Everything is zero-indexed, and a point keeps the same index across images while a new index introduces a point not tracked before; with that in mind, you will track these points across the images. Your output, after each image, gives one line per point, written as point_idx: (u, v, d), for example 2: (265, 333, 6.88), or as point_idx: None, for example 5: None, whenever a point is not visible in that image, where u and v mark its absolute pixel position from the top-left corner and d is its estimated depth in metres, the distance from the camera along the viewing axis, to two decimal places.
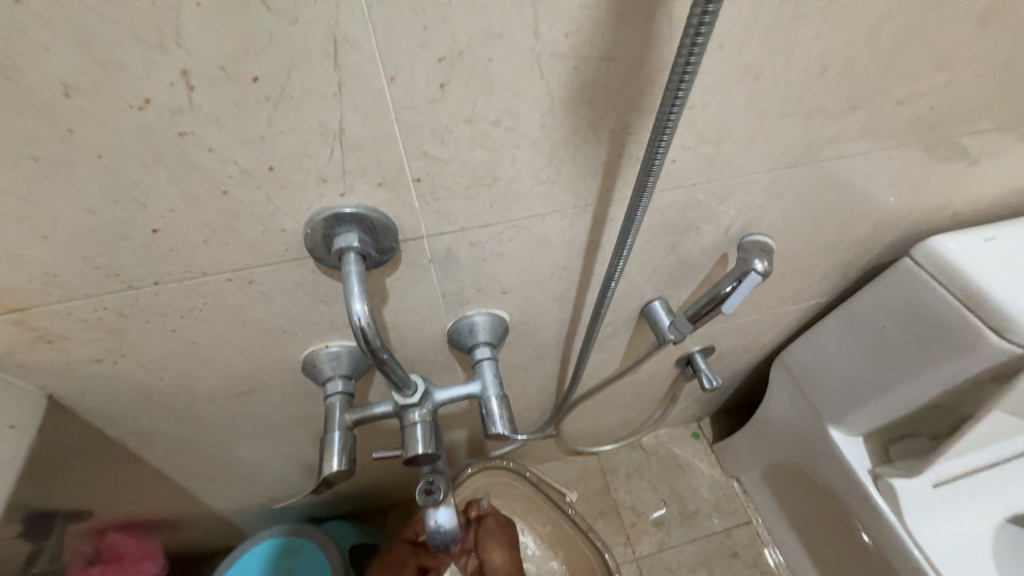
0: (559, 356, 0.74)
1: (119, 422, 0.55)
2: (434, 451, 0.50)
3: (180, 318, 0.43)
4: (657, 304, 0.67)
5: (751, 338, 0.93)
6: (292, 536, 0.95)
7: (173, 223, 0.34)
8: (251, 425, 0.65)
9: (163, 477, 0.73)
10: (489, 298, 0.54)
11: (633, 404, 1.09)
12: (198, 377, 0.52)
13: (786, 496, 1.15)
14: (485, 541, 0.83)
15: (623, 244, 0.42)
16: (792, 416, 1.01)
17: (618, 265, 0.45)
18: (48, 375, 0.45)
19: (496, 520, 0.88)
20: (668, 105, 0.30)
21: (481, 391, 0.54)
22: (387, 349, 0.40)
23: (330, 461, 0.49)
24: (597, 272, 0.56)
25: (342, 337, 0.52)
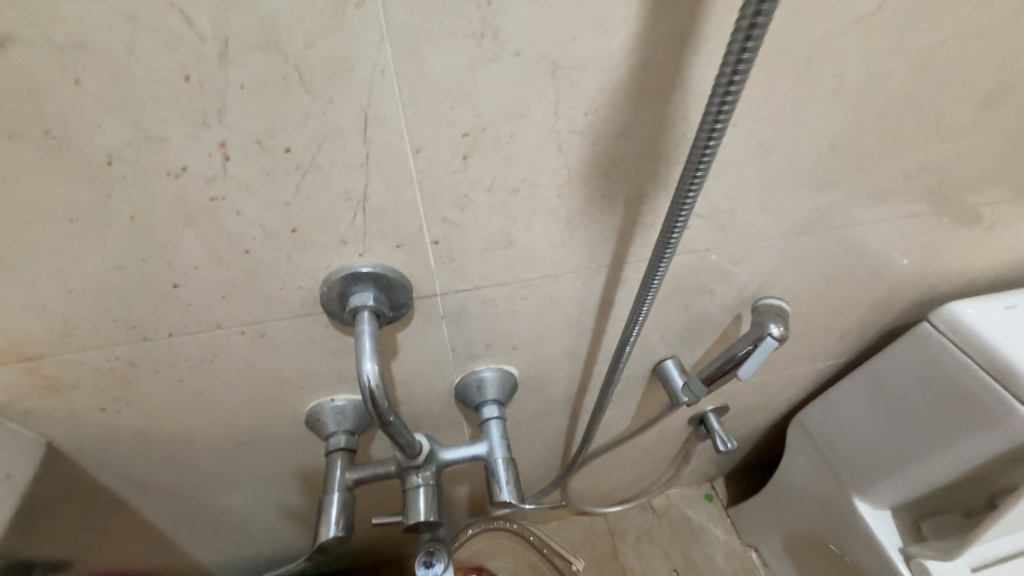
0: (568, 412, 0.72)
1: (115, 470, 0.54)
2: (436, 520, 0.47)
3: (189, 368, 0.43)
4: (669, 363, 0.65)
5: (766, 398, 0.90)
6: None
7: (194, 279, 0.35)
8: (248, 475, 0.63)
9: (152, 526, 0.70)
10: (499, 354, 0.54)
11: (643, 462, 1.04)
12: (201, 426, 0.51)
13: (810, 572, 1.07)
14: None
15: (640, 307, 0.43)
16: (812, 483, 0.95)
17: (636, 325, 0.45)
18: (52, 422, 0.44)
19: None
20: (687, 181, 0.31)
21: (487, 452, 0.52)
22: (395, 411, 0.39)
23: (326, 525, 0.47)
24: (609, 330, 0.56)
25: (348, 391, 0.51)
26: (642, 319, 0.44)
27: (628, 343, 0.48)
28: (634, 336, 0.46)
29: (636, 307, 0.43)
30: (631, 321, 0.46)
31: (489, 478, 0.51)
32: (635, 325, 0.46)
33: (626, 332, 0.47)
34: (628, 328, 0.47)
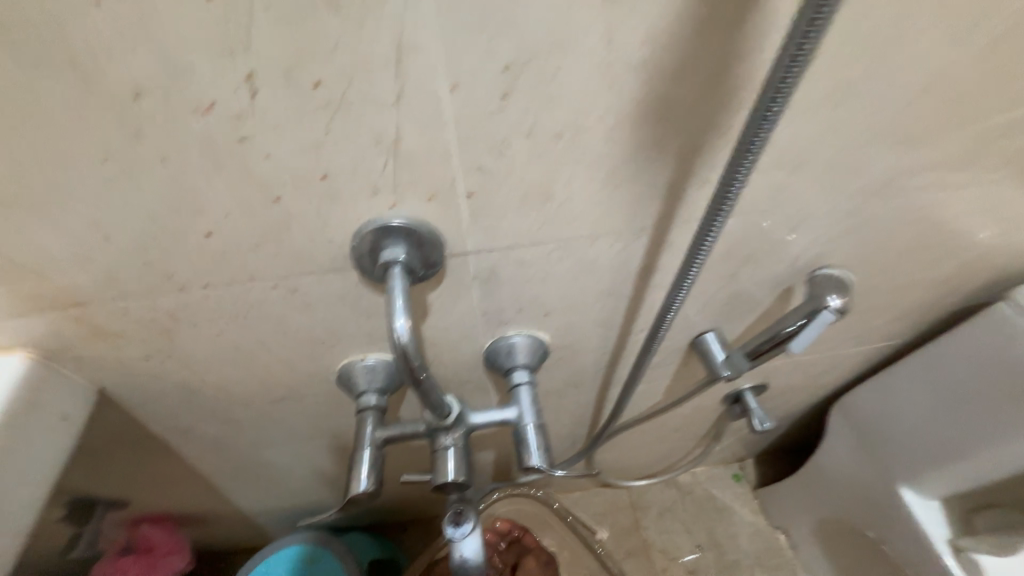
0: (598, 384, 0.70)
1: (161, 419, 0.56)
2: (465, 480, 0.47)
3: (225, 323, 0.43)
4: (709, 335, 0.62)
5: (809, 378, 0.85)
6: (313, 545, 0.95)
7: (226, 228, 0.34)
8: (283, 430, 0.65)
9: (196, 473, 0.74)
10: (531, 320, 0.52)
11: (672, 439, 1.02)
12: (238, 381, 0.52)
13: (841, 559, 1.04)
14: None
15: (686, 273, 0.39)
16: (852, 469, 0.91)
17: (680, 292, 0.42)
18: (101, 371, 0.46)
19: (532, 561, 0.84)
20: (750, 135, 0.27)
21: (517, 418, 0.51)
22: (427, 370, 0.38)
23: (358, 479, 0.48)
24: (647, 299, 0.53)
25: (379, 351, 0.51)
26: (689, 285, 0.40)
27: (671, 312, 0.45)
28: (677, 304, 0.43)
29: (681, 273, 0.40)
30: (674, 289, 0.42)
31: (518, 442, 0.51)
32: (678, 294, 0.42)
33: (669, 300, 0.44)
34: (671, 296, 0.43)
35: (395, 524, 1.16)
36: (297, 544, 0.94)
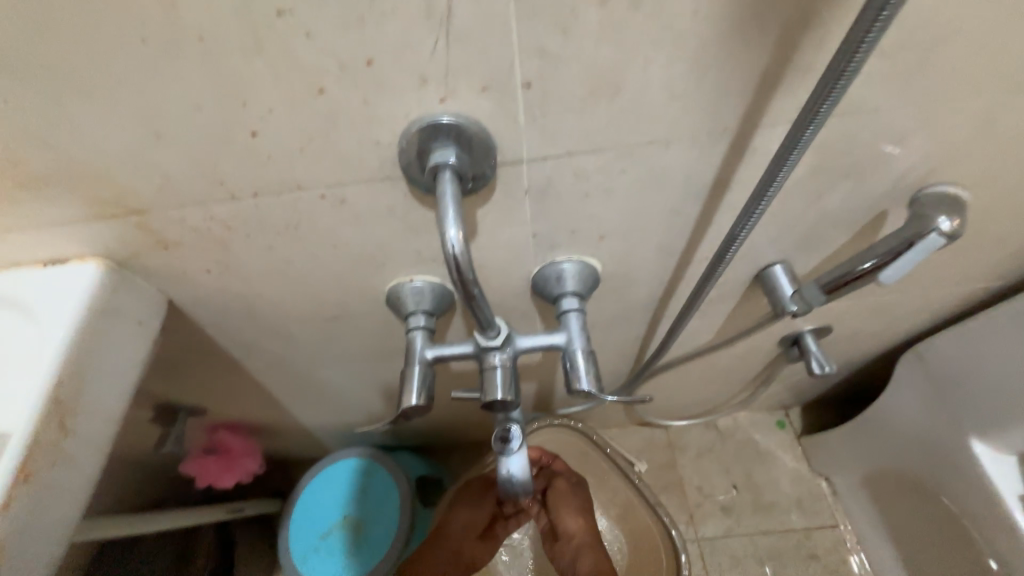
0: (648, 318, 0.67)
1: (226, 332, 0.60)
2: (513, 399, 0.47)
3: (277, 235, 0.43)
4: (778, 269, 0.57)
5: (881, 322, 0.79)
6: (367, 460, 1.03)
7: (271, 126, 0.33)
8: (336, 350, 0.68)
9: (261, 388, 0.80)
10: (584, 243, 0.49)
11: (718, 381, 0.99)
12: (293, 297, 0.53)
13: (887, 508, 1.01)
14: (562, 507, 0.82)
15: (776, 170, 0.34)
16: (916, 420, 0.86)
17: (766, 195, 0.36)
18: (172, 281, 0.48)
19: (568, 482, 0.85)
20: (875, 8, 0.24)
21: (566, 344, 0.49)
22: (478, 286, 0.37)
23: (409, 394, 0.48)
24: (715, 223, 0.48)
25: (426, 272, 0.50)
26: (776, 189, 0.35)
27: (748, 225, 0.39)
28: (757, 213, 0.38)
29: (769, 171, 0.34)
30: (757, 191, 0.37)
31: (566, 369, 0.49)
32: (758, 199, 0.37)
33: (746, 210, 0.39)
34: (749, 202, 0.38)
35: (439, 447, 1.25)
36: (353, 458, 1.03)
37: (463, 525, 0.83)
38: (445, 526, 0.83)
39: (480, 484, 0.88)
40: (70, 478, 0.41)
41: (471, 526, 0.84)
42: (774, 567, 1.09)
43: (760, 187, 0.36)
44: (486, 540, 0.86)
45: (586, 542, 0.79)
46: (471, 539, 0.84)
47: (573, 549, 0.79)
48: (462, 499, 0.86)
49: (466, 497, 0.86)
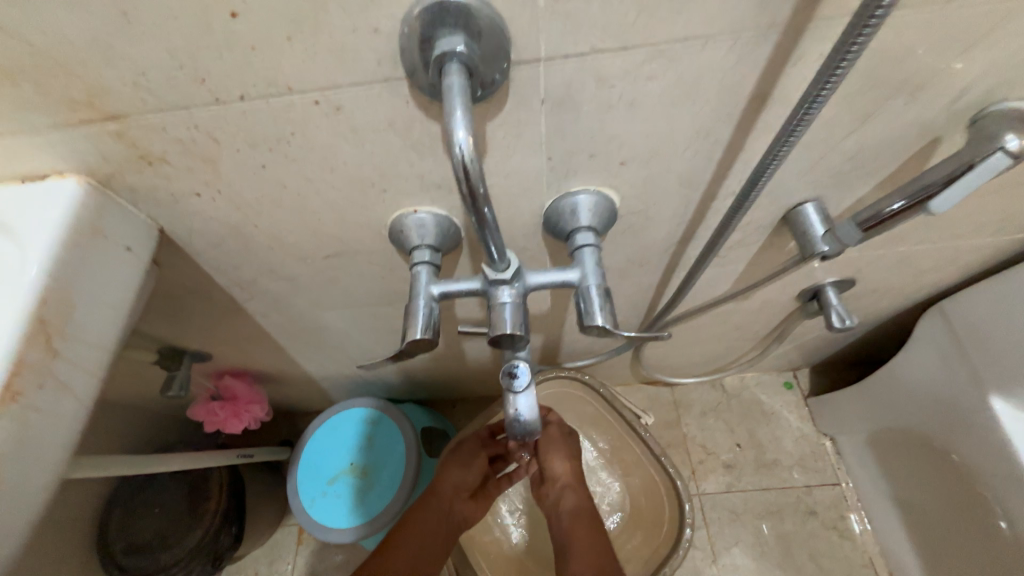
0: (664, 265, 0.64)
1: (223, 270, 0.57)
2: (524, 334, 0.44)
3: (269, 152, 0.39)
4: (809, 208, 0.53)
5: (907, 276, 0.75)
6: (374, 410, 1.03)
7: (254, 7, 0.29)
8: (337, 293, 0.65)
9: (264, 335, 0.79)
10: (603, 171, 0.45)
11: (728, 338, 0.97)
12: (291, 230, 0.51)
13: (892, 467, 1.01)
14: (549, 449, 0.80)
15: (840, 56, 0.29)
16: (932, 378, 0.84)
17: (826, 87, 0.31)
18: (160, 206, 0.45)
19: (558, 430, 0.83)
20: None
21: (579, 281, 0.46)
22: (489, 205, 0.34)
23: (414, 328, 0.45)
24: (747, 149, 0.44)
25: (431, 203, 0.47)
26: (836, 84, 0.31)
27: (799, 129, 0.35)
28: (810, 114, 0.33)
29: (832, 57, 0.29)
30: (815, 81, 0.32)
31: (578, 306, 0.46)
32: (812, 97, 0.32)
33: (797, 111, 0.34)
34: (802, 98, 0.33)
35: (444, 401, 1.26)
36: (361, 407, 1.03)
37: (453, 485, 0.82)
38: (436, 488, 0.82)
39: (470, 443, 0.86)
40: (62, 402, 0.40)
41: (461, 487, 0.83)
42: (774, 522, 1.10)
43: (819, 77, 0.31)
44: (476, 498, 0.86)
45: (571, 483, 0.79)
46: (461, 498, 0.84)
47: (557, 490, 0.79)
48: (452, 458, 0.84)
49: (456, 456, 0.85)
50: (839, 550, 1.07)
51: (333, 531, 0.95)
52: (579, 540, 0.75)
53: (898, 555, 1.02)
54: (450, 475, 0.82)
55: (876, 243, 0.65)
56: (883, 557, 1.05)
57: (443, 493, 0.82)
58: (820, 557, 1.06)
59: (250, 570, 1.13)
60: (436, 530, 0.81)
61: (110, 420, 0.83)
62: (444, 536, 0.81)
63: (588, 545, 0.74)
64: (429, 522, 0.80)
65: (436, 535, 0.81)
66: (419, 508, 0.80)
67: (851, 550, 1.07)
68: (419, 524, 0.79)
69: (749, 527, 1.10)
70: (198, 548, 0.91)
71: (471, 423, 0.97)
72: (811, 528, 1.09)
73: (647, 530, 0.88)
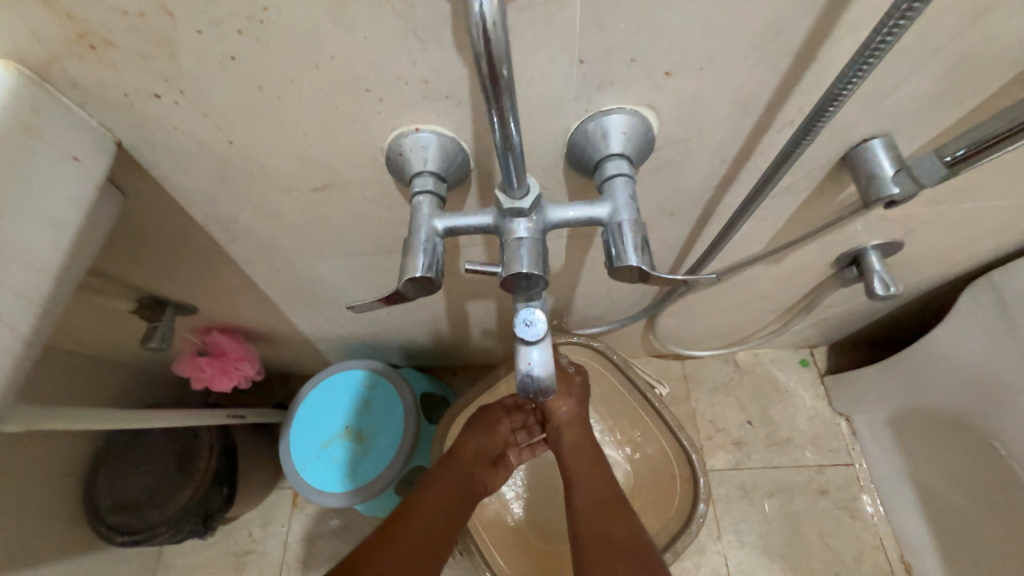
0: (697, 215, 0.57)
1: (198, 202, 0.51)
2: (545, 275, 0.37)
3: (239, 37, 0.33)
4: (877, 144, 0.45)
5: (961, 240, 0.68)
6: (370, 373, 0.98)
7: None
8: (328, 238, 0.59)
9: (251, 288, 0.72)
10: (642, 82, 0.37)
11: (750, 308, 0.91)
12: (273, 154, 0.44)
13: (913, 447, 0.96)
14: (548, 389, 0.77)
15: None
16: (974, 356, 0.78)
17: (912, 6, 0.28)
18: (113, 110, 0.38)
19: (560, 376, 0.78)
20: None
21: (609, 217, 0.39)
22: (514, 120, 0.29)
23: (414, 265, 0.39)
24: (820, 58, 0.37)
25: (436, 119, 0.40)
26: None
27: (872, 58, 0.31)
28: (887, 40, 0.30)
29: None
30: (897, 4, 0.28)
31: (605, 246, 0.40)
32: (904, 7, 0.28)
33: (872, 38, 0.31)
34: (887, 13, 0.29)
35: (444, 368, 1.21)
36: (357, 369, 0.98)
37: (475, 450, 0.80)
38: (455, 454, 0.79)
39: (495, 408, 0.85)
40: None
41: (482, 451, 0.81)
42: (782, 500, 1.07)
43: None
44: (498, 467, 0.83)
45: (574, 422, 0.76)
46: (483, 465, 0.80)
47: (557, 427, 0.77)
48: (474, 425, 0.83)
49: (480, 421, 0.83)
50: (848, 529, 1.04)
51: (338, 496, 0.92)
52: (586, 474, 0.71)
53: (910, 537, 0.99)
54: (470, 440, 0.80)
55: (938, 197, 0.57)
56: (893, 538, 1.02)
57: (464, 458, 0.78)
58: (828, 536, 1.03)
59: (244, 531, 1.11)
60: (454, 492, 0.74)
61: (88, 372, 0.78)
62: (465, 498, 0.75)
63: (593, 478, 0.70)
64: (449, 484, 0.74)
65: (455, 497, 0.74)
66: (440, 472, 0.76)
67: (860, 530, 1.03)
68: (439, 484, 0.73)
69: (756, 504, 1.07)
70: (189, 508, 0.88)
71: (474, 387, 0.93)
72: (821, 508, 1.05)
73: (664, 493, 0.85)
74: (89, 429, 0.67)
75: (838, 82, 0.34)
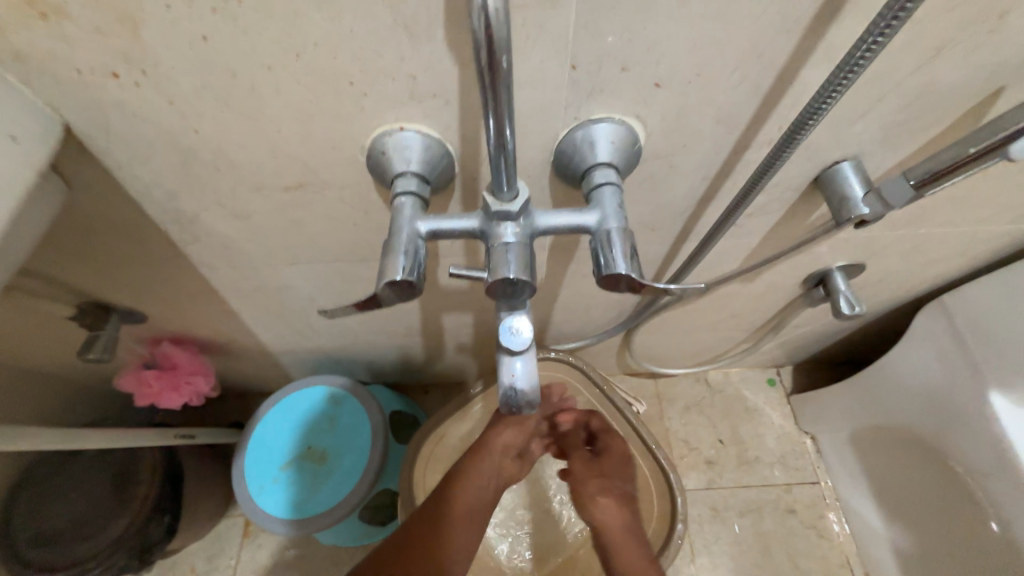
0: (677, 231, 0.57)
1: (155, 198, 0.47)
2: (533, 281, 0.36)
3: (213, 20, 0.31)
4: (846, 167, 0.47)
5: (917, 263, 0.72)
6: (337, 389, 0.93)
7: None
8: (298, 243, 0.55)
9: (209, 295, 0.67)
10: (632, 93, 0.38)
11: (723, 327, 0.92)
12: (243, 148, 0.41)
13: (874, 465, 0.99)
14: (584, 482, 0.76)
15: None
16: (928, 374, 0.81)
17: (891, 23, 0.28)
18: (62, 89, 0.35)
19: (582, 460, 0.79)
20: None
21: (597, 225, 0.38)
22: (511, 128, 0.29)
23: (393, 268, 0.36)
24: (800, 80, 0.38)
25: (420, 119, 0.38)
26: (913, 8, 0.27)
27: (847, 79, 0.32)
28: (867, 57, 0.30)
29: None
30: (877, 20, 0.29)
31: (592, 255, 0.39)
32: (874, 34, 0.29)
33: (854, 51, 0.31)
34: (857, 41, 0.30)
35: (416, 386, 1.17)
36: (322, 385, 0.93)
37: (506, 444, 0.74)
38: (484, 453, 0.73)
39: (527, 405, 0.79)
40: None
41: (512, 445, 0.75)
42: (752, 520, 1.07)
43: (884, 13, 0.28)
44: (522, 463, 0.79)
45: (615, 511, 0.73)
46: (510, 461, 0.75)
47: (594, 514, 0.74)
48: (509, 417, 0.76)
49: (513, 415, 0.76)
50: (816, 549, 1.05)
51: (298, 525, 0.85)
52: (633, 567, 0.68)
53: (875, 555, 1.01)
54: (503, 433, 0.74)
55: (899, 222, 0.60)
56: (859, 557, 1.04)
57: (494, 452, 0.73)
58: (797, 556, 1.04)
59: (186, 566, 1.00)
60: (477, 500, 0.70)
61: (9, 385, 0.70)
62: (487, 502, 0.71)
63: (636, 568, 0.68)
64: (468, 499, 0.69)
65: (472, 505, 0.69)
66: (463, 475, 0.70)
67: (828, 550, 1.05)
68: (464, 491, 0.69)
69: (728, 524, 1.07)
70: (122, 541, 0.79)
71: (448, 404, 0.90)
72: (790, 527, 1.06)
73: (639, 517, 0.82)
74: (25, 446, 0.61)
75: (818, 96, 0.34)
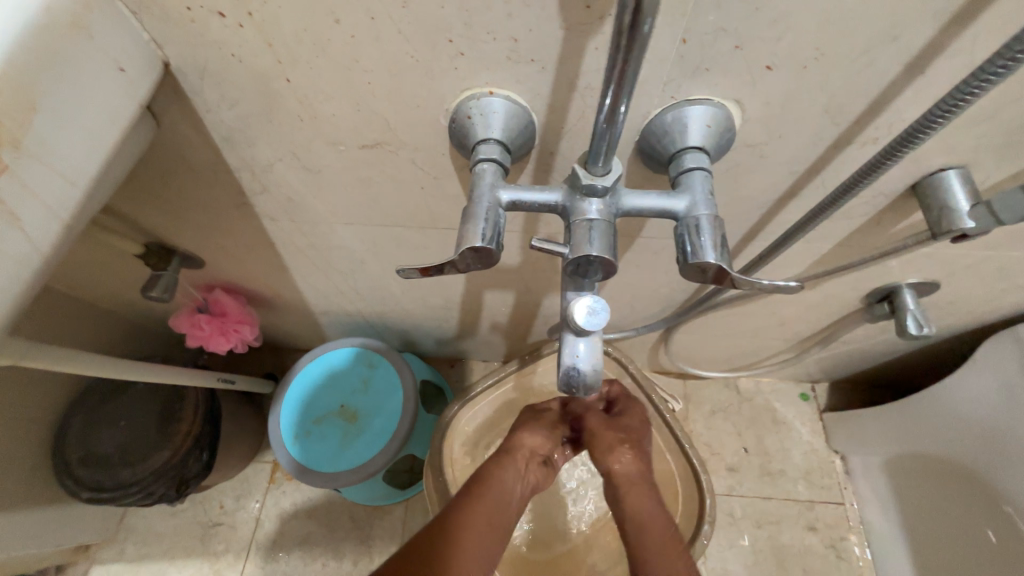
0: (745, 230, 0.55)
1: (235, 145, 0.48)
2: (615, 262, 0.35)
3: None
4: (951, 177, 0.44)
5: (997, 288, 0.67)
6: (372, 351, 0.95)
7: None
8: (361, 204, 0.56)
9: (263, 247, 0.69)
10: (742, 73, 0.35)
11: (767, 334, 0.89)
12: (329, 100, 0.41)
13: (909, 493, 0.96)
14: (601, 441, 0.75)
15: None
16: (989, 407, 0.77)
17: None
18: (169, 24, 0.35)
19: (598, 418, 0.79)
20: None
21: (685, 211, 0.37)
22: (626, 104, 0.28)
23: (473, 233, 0.36)
24: (927, 73, 0.35)
25: (511, 84, 0.37)
26: None
27: (980, 88, 0.30)
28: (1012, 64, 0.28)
29: None
30: None
31: (675, 242, 0.38)
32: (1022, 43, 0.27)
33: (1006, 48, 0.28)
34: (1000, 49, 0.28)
35: (443, 359, 1.18)
36: (358, 347, 0.95)
37: (531, 447, 0.75)
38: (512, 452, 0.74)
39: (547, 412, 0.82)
40: (4, 232, 0.31)
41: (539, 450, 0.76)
42: (770, 532, 1.05)
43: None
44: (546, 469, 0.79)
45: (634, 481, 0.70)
46: (535, 465, 0.76)
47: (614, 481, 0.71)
48: (526, 423, 0.78)
49: (533, 419, 0.79)
50: (834, 569, 1.02)
51: (326, 478, 0.87)
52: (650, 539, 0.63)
53: None
54: (533, 435, 0.76)
55: (991, 242, 0.56)
56: None
57: (519, 455, 0.74)
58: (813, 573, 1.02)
59: (215, 502, 1.06)
60: (501, 497, 0.67)
61: (63, 314, 0.74)
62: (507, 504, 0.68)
63: (662, 536, 0.63)
64: (506, 488, 0.69)
65: (508, 495, 0.69)
66: (494, 468, 0.70)
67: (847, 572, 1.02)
68: (501, 478, 0.69)
69: (744, 533, 1.05)
70: (164, 471, 0.82)
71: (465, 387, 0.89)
72: (809, 544, 1.04)
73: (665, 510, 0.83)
74: (91, 372, 0.64)
75: (959, 88, 0.31)
